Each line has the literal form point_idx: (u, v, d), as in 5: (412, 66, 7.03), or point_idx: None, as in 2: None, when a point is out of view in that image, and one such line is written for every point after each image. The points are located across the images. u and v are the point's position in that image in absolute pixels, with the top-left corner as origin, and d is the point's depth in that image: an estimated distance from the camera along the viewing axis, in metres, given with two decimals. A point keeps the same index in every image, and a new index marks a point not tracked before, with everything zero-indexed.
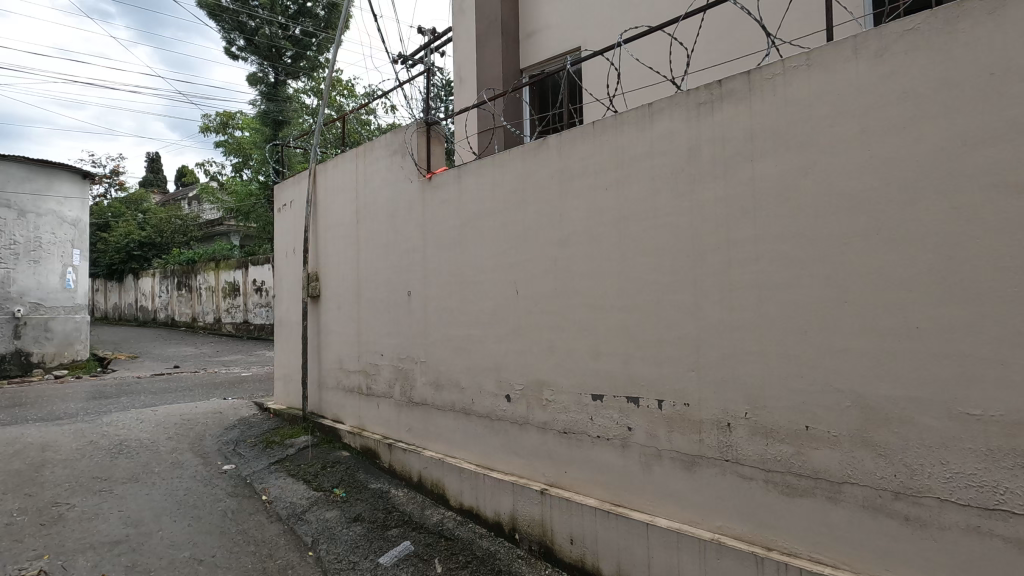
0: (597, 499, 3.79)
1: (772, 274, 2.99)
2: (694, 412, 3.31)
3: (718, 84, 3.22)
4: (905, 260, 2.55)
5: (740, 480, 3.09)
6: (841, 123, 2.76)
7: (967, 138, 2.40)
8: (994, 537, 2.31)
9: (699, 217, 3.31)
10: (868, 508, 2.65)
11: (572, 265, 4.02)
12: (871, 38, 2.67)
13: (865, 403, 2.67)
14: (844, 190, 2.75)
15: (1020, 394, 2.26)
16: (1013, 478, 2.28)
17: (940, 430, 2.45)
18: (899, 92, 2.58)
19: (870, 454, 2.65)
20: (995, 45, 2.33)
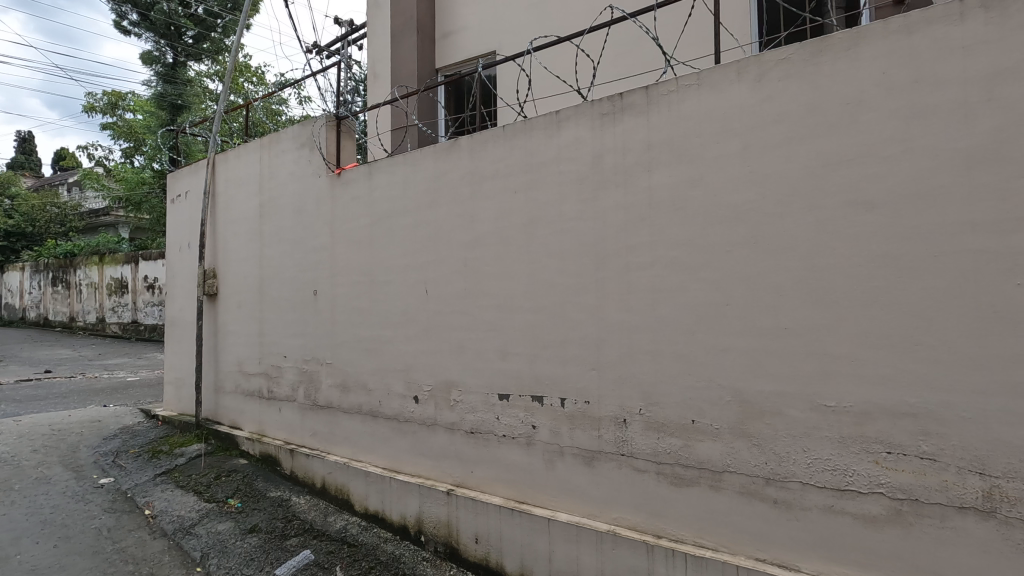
0: (502, 497, 3.85)
1: (665, 278, 3.19)
2: (594, 409, 3.45)
3: (621, 96, 3.39)
4: (776, 267, 2.82)
5: (635, 473, 3.27)
6: (726, 140, 3.00)
7: (828, 160, 2.69)
8: (845, 514, 2.61)
9: (602, 222, 3.46)
10: (744, 493, 2.89)
11: (482, 266, 4.06)
12: (752, 64, 2.92)
13: (742, 397, 2.91)
14: (728, 202, 2.98)
15: (867, 386, 2.57)
16: (860, 461, 2.58)
17: (803, 421, 2.73)
18: (775, 115, 2.84)
19: (747, 444, 2.89)
20: (852, 78, 2.63)
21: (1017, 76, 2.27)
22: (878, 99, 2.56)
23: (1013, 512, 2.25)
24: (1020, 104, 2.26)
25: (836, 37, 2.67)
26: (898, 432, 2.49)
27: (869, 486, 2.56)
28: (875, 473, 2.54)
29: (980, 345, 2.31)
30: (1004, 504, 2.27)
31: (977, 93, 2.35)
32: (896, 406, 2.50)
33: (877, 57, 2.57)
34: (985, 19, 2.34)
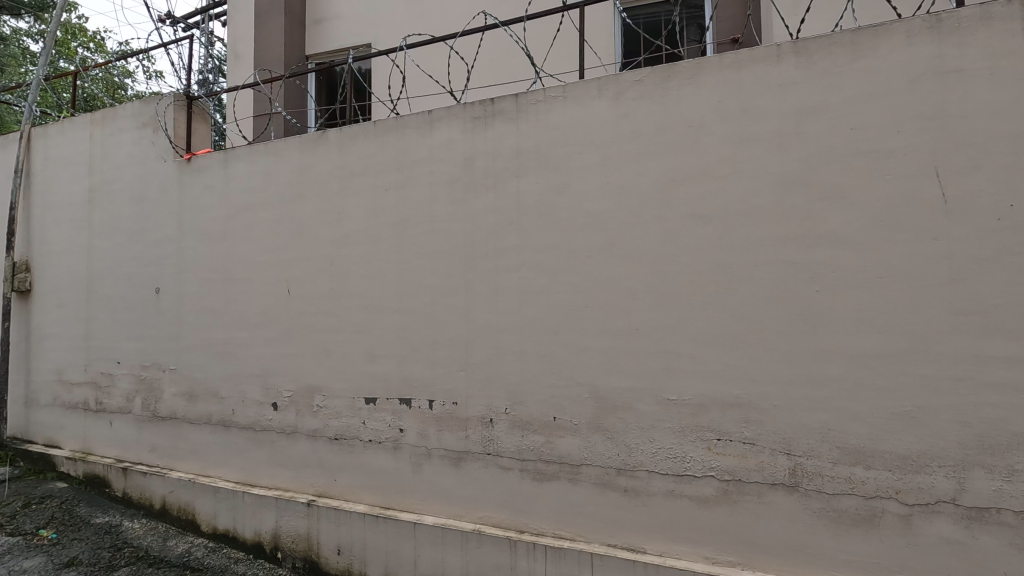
0: (366, 505, 3.73)
1: (530, 281, 3.30)
2: (461, 410, 3.47)
3: (492, 101, 3.46)
4: (630, 271, 3.04)
5: (499, 471, 3.34)
6: (587, 151, 3.18)
7: (674, 176, 2.96)
8: (683, 497, 2.89)
9: (472, 225, 3.49)
10: (599, 484, 3.08)
11: (349, 266, 3.90)
12: (611, 82, 3.13)
13: (599, 394, 3.10)
14: (588, 210, 3.16)
15: (702, 380, 2.86)
16: (695, 448, 2.87)
17: (650, 413, 2.97)
18: (630, 131, 3.07)
19: (601, 438, 3.08)
20: (693, 103, 2.93)
21: (819, 114, 2.67)
22: (714, 124, 2.88)
23: (811, 485, 2.65)
24: (821, 139, 2.67)
25: (682, 66, 2.95)
26: (726, 421, 2.81)
27: (703, 470, 2.85)
28: (708, 458, 2.84)
29: (789, 343, 2.69)
30: (805, 479, 2.66)
31: (789, 126, 2.73)
32: (725, 398, 2.81)
33: (714, 87, 2.89)
34: (796, 63, 2.72)
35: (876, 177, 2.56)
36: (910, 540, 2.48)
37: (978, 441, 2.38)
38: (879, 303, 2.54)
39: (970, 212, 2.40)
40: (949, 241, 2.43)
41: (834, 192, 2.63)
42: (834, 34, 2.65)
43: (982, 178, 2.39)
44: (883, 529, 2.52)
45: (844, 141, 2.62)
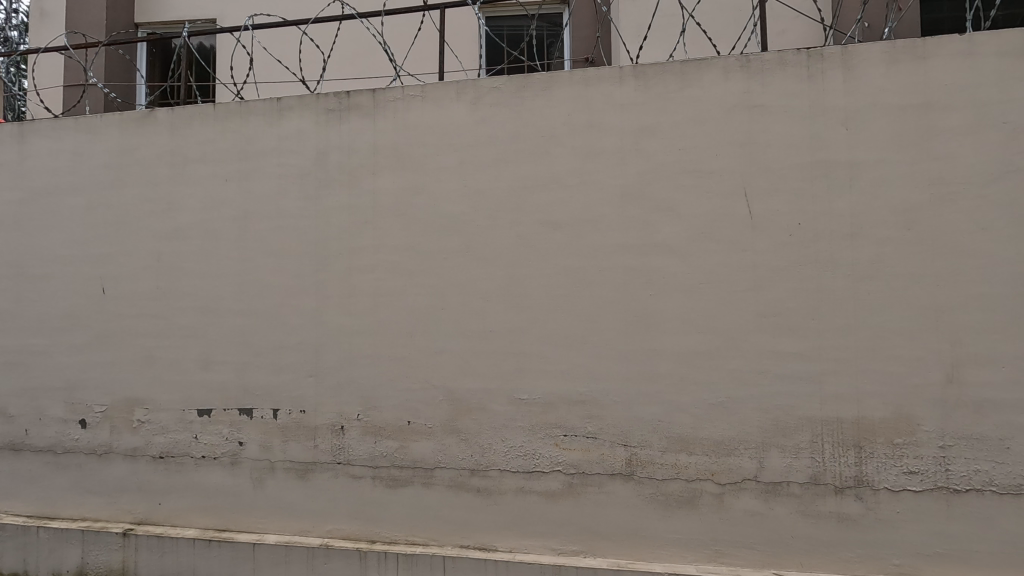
0: (198, 529, 3.36)
1: (385, 281, 3.21)
2: (309, 418, 3.27)
3: (348, 95, 3.32)
4: (485, 274, 3.09)
5: (351, 480, 3.21)
6: (445, 154, 3.18)
7: (527, 183, 3.06)
8: (532, 492, 3.00)
9: (324, 222, 3.31)
10: (452, 486, 3.08)
11: (181, 263, 3.49)
12: (469, 87, 3.16)
13: (454, 396, 3.10)
14: (446, 212, 3.16)
15: (551, 379, 2.99)
16: (544, 445, 2.99)
17: (502, 413, 3.04)
18: (487, 136, 3.13)
19: (455, 439, 3.09)
20: (546, 114, 3.06)
21: (654, 134, 2.93)
22: (566, 136, 3.03)
23: (645, 473, 2.89)
24: (655, 156, 2.93)
25: (536, 78, 3.07)
26: (572, 417, 2.97)
27: (551, 465, 2.99)
28: (555, 454, 2.98)
29: (627, 342, 2.91)
30: (639, 467, 2.90)
31: (629, 143, 2.96)
32: (571, 395, 2.97)
33: (564, 100, 3.04)
34: (636, 85, 2.97)
35: (699, 194, 2.87)
36: (722, 515, 2.81)
37: (774, 426, 2.76)
38: (700, 306, 2.85)
39: (770, 227, 2.80)
40: (754, 252, 2.80)
41: (665, 206, 2.91)
42: (667, 63, 2.93)
43: (779, 200, 2.79)
44: (701, 507, 2.83)
45: (674, 160, 2.91)
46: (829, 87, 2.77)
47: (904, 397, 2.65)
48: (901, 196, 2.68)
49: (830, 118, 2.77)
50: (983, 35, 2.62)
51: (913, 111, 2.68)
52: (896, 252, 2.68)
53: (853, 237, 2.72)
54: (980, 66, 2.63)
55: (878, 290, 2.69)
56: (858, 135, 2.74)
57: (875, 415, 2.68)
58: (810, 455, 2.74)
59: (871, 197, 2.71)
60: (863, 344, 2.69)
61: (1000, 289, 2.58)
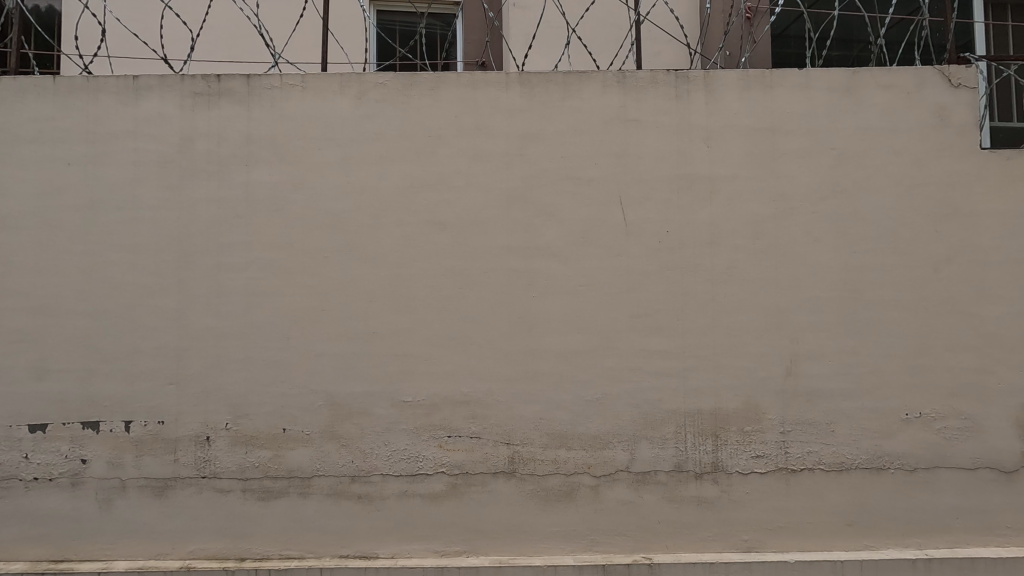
0: (29, 562, 2.94)
1: (259, 281, 3.01)
2: (169, 430, 2.98)
3: (218, 78, 3.07)
4: (368, 274, 3.00)
5: (217, 495, 2.97)
6: (327, 148, 3.05)
7: (413, 183, 3.03)
8: (415, 496, 2.97)
9: (189, 215, 3.04)
10: (331, 494, 2.97)
11: (8, 257, 3.02)
12: (353, 80, 3.06)
13: (334, 401, 2.98)
14: (327, 209, 3.03)
15: (435, 381, 2.97)
16: (428, 447, 2.97)
17: (385, 417, 2.97)
18: (372, 133, 3.04)
19: (335, 446, 2.97)
20: (433, 114, 3.04)
21: (538, 140, 3.03)
22: (452, 137, 3.03)
23: (526, 470, 2.97)
24: (538, 162, 3.02)
25: (423, 77, 3.05)
26: (456, 418, 2.97)
27: (434, 467, 2.97)
28: (439, 455, 2.97)
29: (510, 343, 2.98)
30: (521, 464, 2.97)
31: (514, 148, 3.03)
32: (455, 396, 2.97)
33: (451, 101, 3.04)
34: (521, 92, 3.04)
35: (579, 201, 3.01)
36: (597, 506, 2.96)
37: (644, 419, 2.97)
38: (579, 307, 2.98)
39: (643, 234, 3.00)
40: (628, 257, 2.99)
41: (548, 211, 3.01)
42: (551, 72, 3.04)
43: (650, 208, 3.00)
44: (578, 500, 2.96)
45: (556, 166, 3.02)
46: (694, 107, 3.03)
47: (752, 389, 2.97)
48: (751, 209, 3.00)
49: (694, 135, 3.02)
50: (818, 71, 3.00)
51: (762, 134, 3.01)
52: (747, 259, 2.98)
53: (712, 244, 2.99)
54: (814, 98, 3.01)
55: (732, 293, 2.98)
56: (717, 153, 3.01)
57: (729, 406, 2.97)
58: (675, 445, 2.97)
59: (727, 209, 3.00)
60: (719, 342, 2.97)
61: (828, 293, 2.97)
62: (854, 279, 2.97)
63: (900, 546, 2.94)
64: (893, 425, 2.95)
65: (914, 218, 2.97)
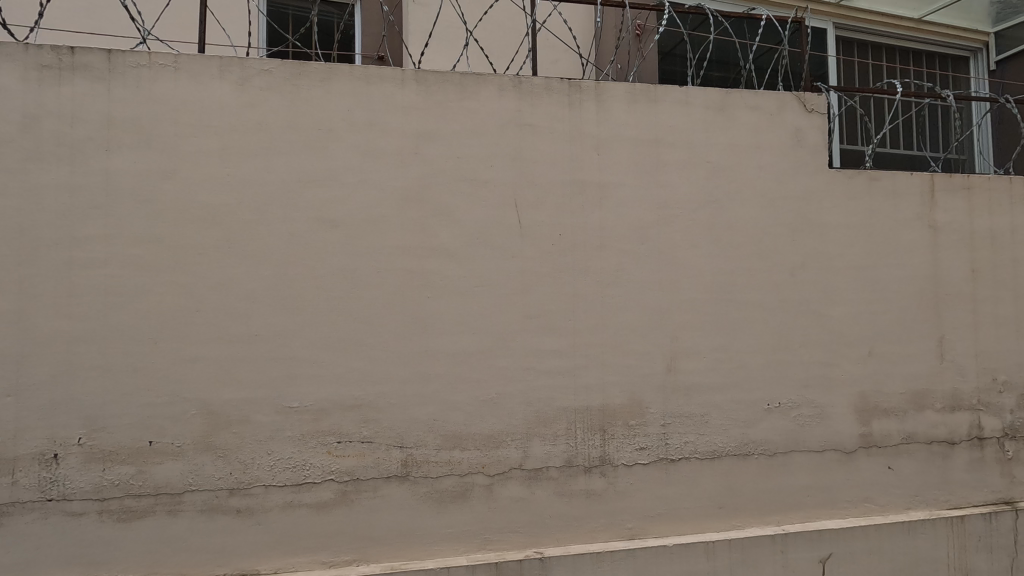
0: None
1: (121, 279, 2.72)
2: (5, 448, 2.61)
3: (71, 51, 2.74)
4: (251, 272, 2.82)
5: (67, 519, 2.65)
6: (202, 136, 2.81)
7: (302, 177, 2.88)
8: (301, 506, 2.82)
9: (33, 204, 2.67)
10: (205, 511, 2.74)
11: None
12: (234, 65, 2.85)
13: (209, 409, 2.76)
14: (202, 202, 2.80)
15: (324, 385, 2.85)
16: (315, 454, 2.84)
17: (268, 425, 2.80)
18: (256, 123, 2.86)
19: (211, 458, 2.76)
20: (323, 107, 2.91)
21: (434, 140, 3.00)
22: (344, 131, 2.92)
23: (419, 472, 2.93)
24: (434, 162, 3.00)
25: (313, 67, 2.91)
26: (346, 422, 2.87)
27: (322, 475, 2.85)
28: (327, 462, 2.85)
29: (403, 344, 2.92)
30: (414, 467, 2.93)
31: (410, 146, 2.98)
32: (346, 400, 2.87)
33: (343, 94, 2.93)
34: (417, 90, 3.00)
35: (474, 202, 3.02)
36: (491, 505, 2.99)
37: (537, 417, 3.04)
38: (474, 308, 3.00)
39: (537, 236, 3.07)
40: (522, 258, 3.05)
41: (443, 211, 2.99)
42: (447, 72, 3.03)
43: (544, 211, 3.08)
44: (472, 500, 2.98)
45: (451, 167, 3.01)
46: (585, 116, 3.15)
47: (637, 385, 3.14)
48: (637, 215, 3.17)
49: (585, 143, 3.15)
50: (696, 89, 3.24)
51: (647, 145, 3.20)
52: (633, 263, 3.15)
53: (601, 248, 3.13)
54: (692, 114, 3.25)
55: (619, 294, 3.14)
56: (607, 160, 3.16)
57: (616, 401, 3.13)
58: (565, 440, 3.07)
59: (616, 214, 3.15)
60: (607, 341, 3.12)
61: (704, 295, 3.22)
62: (726, 283, 3.24)
63: (762, 524, 3.25)
64: (757, 415, 3.26)
65: (775, 227, 3.31)
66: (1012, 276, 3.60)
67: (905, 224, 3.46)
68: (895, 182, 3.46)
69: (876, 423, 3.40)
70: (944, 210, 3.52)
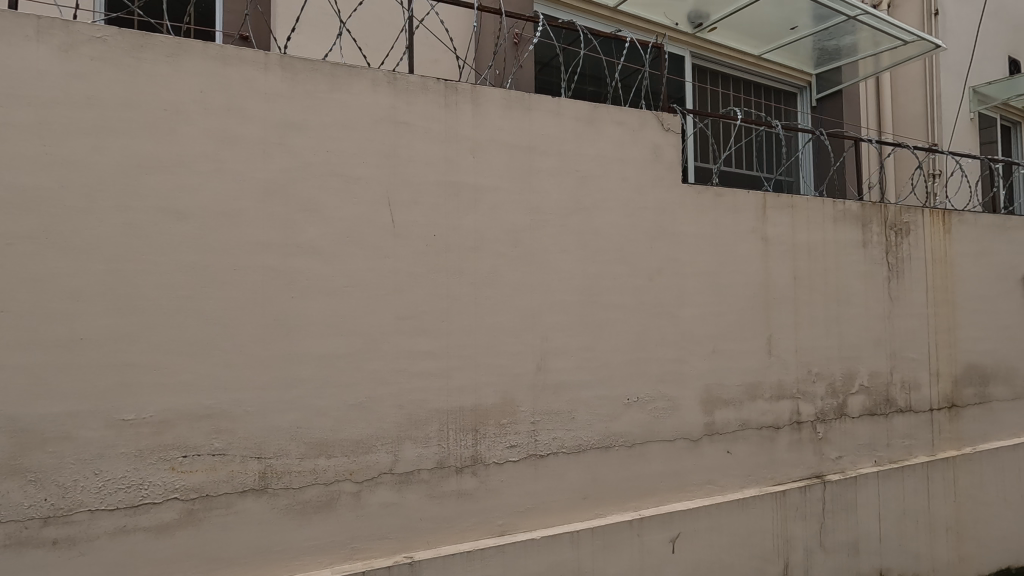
0: None
1: None
2: None
3: None
4: (75, 267, 2.45)
5: None
6: (13, 107, 2.40)
7: (143, 163, 2.57)
8: (137, 531, 2.51)
9: None
10: (10, 546, 2.34)
11: None
12: (57, 29, 2.47)
13: (16, 427, 2.36)
14: (11, 184, 2.38)
15: (167, 394, 2.57)
16: (155, 471, 2.55)
17: (95, 441, 2.46)
18: (84, 97, 2.50)
19: (19, 483, 2.36)
20: (170, 86, 2.62)
21: (300, 131, 2.83)
22: (195, 114, 2.66)
23: (280, 483, 2.75)
24: (300, 154, 2.83)
25: (160, 40, 2.62)
26: (193, 434, 2.61)
27: (164, 494, 2.56)
28: (170, 480, 2.57)
29: (263, 348, 2.73)
30: (273, 479, 2.74)
31: (273, 136, 2.79)
32: (194, 409, 2.61)
33: (194, 74, 2.66)
34: (283, 77, 2.81)
35: (344, 199, 2.90)
36: (358, 512, 2.89)
37: (408, 420, 3.00)
38: (342, 309, 2.88)
39: (411, 235, 3.03)
40: (394, 258, 2.99)
41: (311, 207, 2.84)
42: (316, 62, 2.88)
43: (418, 211, 3.05)
44: (338, 509, 2.85)
45: (320, 161, 2.86)
46: (461, 117, 3.17)
47: (508, 384, 3.22)
48: (511, 219, 3.25)
49: (461, 145, 3.16)
50: (567, 101, 3.40)
51: (520, 151, 3.29)
52: (506, 265, 3.23)
53: (475, 250, 3.17)
54: (563, 124, 3.40)
55: (492, 296, 3.19)
56: (482, 163, 3.20)
57: (488, 401, 3.18)
58: (437, 442, 3.06)
59: (490, 217, 3.21)
60: (480, 342, 3.16)
61: (572, 297, 3.38)
62: (592, 286, 3.44)
63: (621, 510, 3.49)
64: (618, 409, 3.49)
65: (636, 235, 3.57)
66: (824, 283, 4.22)
67: (743, 235, 3.92)
68: (736, 198, 3.90)
69: (718, 413, 3.81)
70: (774, 225, 4.04)
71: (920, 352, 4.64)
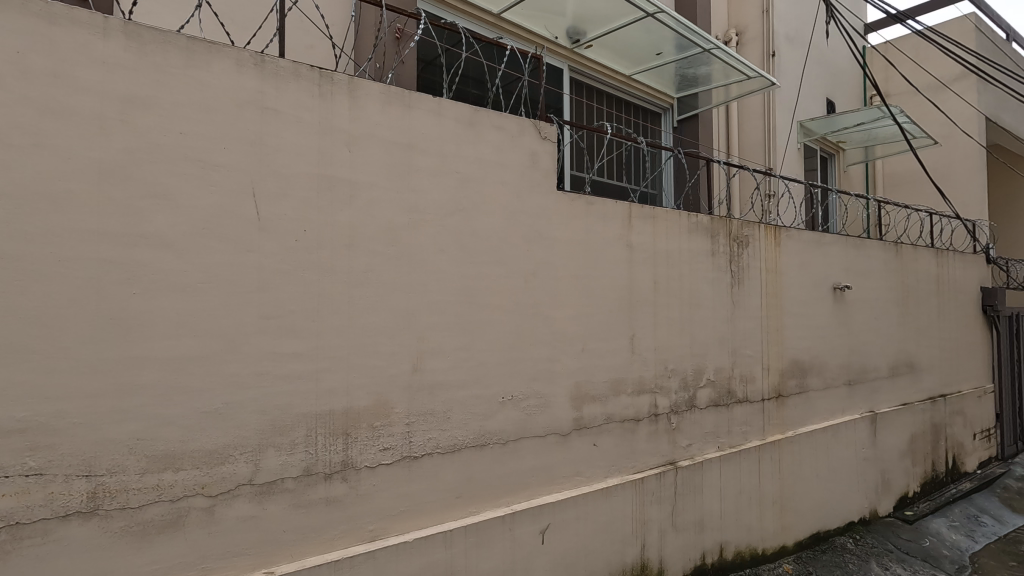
0: None
1: None
2: None
3: None
4: None
5: None
6: None
7: None
8: None
9: None
10: None
11: None
12: None
13: None
14: None
15: None
16: None
17: None
18: None
19: None
20: None
21: (147, 108, 2.53)
22: (9, 78, 2.26)
23: (114, 504, 2.44)
24: (147, 134, 2.54)
25: None
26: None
27: None
28: None
29: (95, 351, 2.40)
30: (105, 499, 2.42)
31: (113, 111, 2.46)
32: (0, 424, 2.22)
33: (9, 31, 2.27)
34: (126, 46, 2.50)
35: (199, 187, 2.65)
36: (211, 530, 2.65)
37: (271, 426, 2.81)
38: (196, 308, 2.62)
39: (278, 230, 2.84)
40: (258, 253, 2.78)
41: (158, 193, 2.55)
42: (169, 33, 2.60)
43: (286, 204, 2.87)
44: (187, 527, 2.59)
45: (171, 143, 2.58)
46: (336, 109, 3.04)
47: (383, 386, 3.15)
48: (387, 216, 3.18)
49: (335, 137, 3.04)
50: (447, 101, 3.41)
51: (399, 148, 3.24)
52: (381, 264, 3.15)
53: (350, 247, 3.06)
54: (444, 124, 3.40)
55: (366, 295, 3.10)
56: (358, 158, 3.10)
57: (360, 404, 3.08)
58: (304, 448, 2.90)
59: (366, 214, 3.11)
60: (353, 343, 3.05)
61: (449, 297, 3.39)
62: (469, 287, 3.48)
63: (494, 506, 3.57)
64: (493, 408, 3.57)
65: (513, 238, 3.67)
66: (679, 288, 4.66)
67: (610, 242, 4.20)
68: (605, 207, 4.17)
69: (586, 408, 4.04)
70: (638, 233, 4.38)
71: (755, 349, 5.30)
